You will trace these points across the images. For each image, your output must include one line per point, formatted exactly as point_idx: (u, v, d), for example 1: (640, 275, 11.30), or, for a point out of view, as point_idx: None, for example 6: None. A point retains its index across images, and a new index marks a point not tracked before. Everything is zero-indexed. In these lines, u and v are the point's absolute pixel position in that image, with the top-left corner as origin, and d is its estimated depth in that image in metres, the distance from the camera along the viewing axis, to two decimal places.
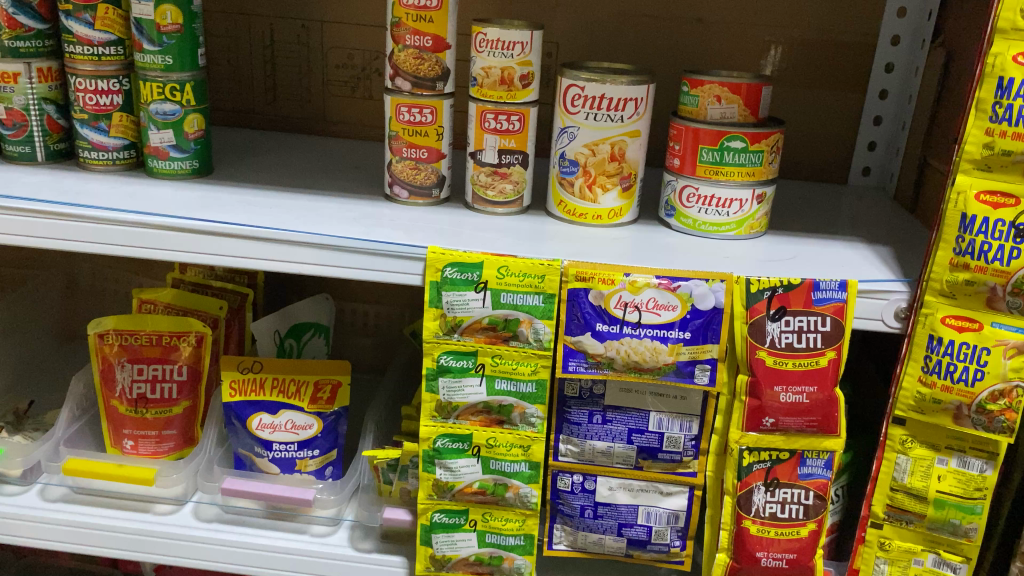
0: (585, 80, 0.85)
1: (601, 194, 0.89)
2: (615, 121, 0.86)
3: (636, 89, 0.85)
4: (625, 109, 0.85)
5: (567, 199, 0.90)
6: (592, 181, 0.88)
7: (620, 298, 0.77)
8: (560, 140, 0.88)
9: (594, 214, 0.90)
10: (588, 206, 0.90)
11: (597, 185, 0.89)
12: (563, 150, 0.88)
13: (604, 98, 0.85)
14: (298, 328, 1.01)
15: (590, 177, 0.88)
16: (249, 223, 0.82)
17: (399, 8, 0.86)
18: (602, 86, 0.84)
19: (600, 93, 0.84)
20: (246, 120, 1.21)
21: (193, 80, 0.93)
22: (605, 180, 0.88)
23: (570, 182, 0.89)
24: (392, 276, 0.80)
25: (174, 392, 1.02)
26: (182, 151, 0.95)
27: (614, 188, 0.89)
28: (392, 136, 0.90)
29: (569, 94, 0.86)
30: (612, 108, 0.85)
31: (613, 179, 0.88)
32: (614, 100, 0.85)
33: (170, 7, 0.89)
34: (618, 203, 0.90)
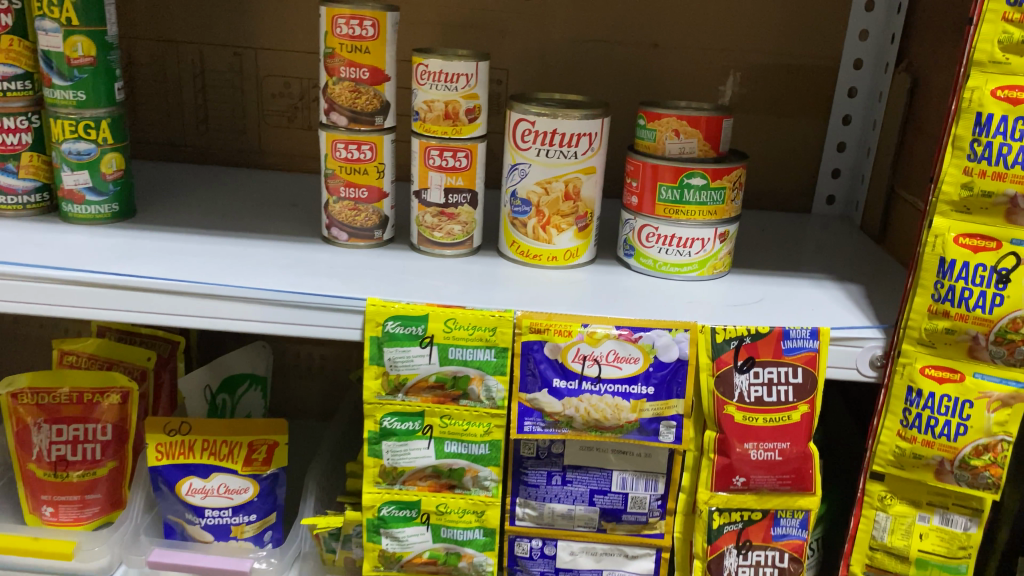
0: (536, 114, 0.79)
1: (556, 234, 0.83)
2: (569, 158, 0.80)
3: (590, 123, 0.79)
4: (579, 144, 0.80)
5: (519, 240, 0.84)
6: (545, 223, 0.82)
7: (578, 350, 0.71)
8: (511, 178, 0.83)
9: (549, 255, 0.84)
10: (542, 248, 0.83)
11: (550, 226, 0.82)
12: (515, 188, 0.82)
13: (556, 134, 0.79)
14: (231, 381, 0.93)
15: (543, 217, 0.82)
16: (170, 276, 0.75)
17: (332, 38, 0.80)
18: (554, 120, 0.78)
19: (553, 128, 0.79)
20: (176, 153, 1.13)
21: (110, 116, 0.85)
22: (559, 219, 0.82)
23: (521, 223, 0.83)
24: (330, 331, 0.74)
25: (98, 452, 0.94)
26: (100, 194, 0.87)
27: (569, 228, 0.82)
28: (329, 175, 0.84)
29: (519, 129, 0.80)
30: (565, 143, 0.79)
31: (569, 219, 0.82)
32: (567, 135, 0.79)
33: (81, 38, 0.81)
34: (573, 243, 0.83)
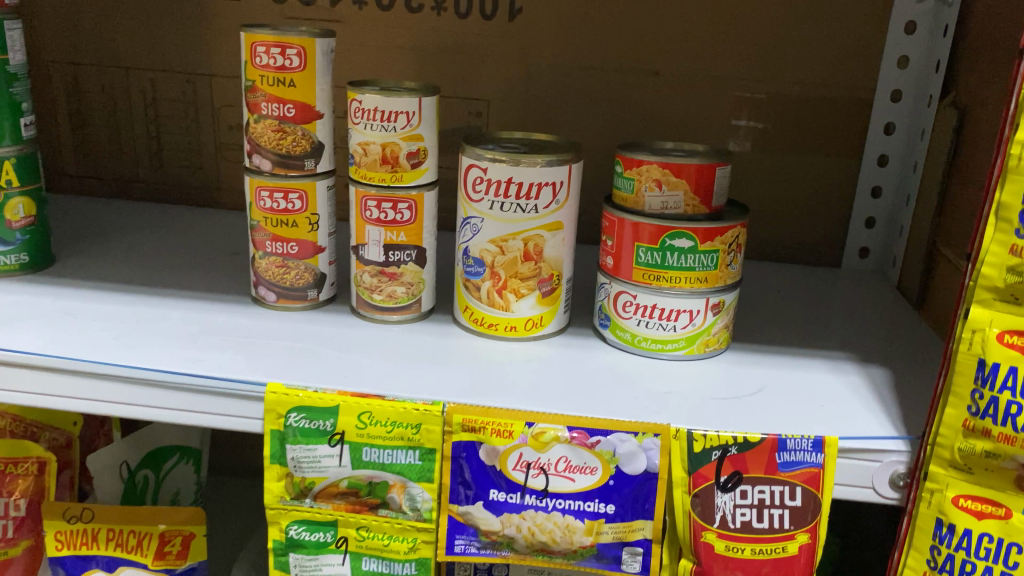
0: (488, 160, 0.66)
1: (515, 300, 0.69)
2: (529, 212, 0.66)
3: (553, 171, 0.66)
4: (540, 196, 0.66)
5: (473, 306, 0.71)
6: (502, 286, 0.69)
7: (520, 456, 0.58)
8: (464, 233, 0.69)
9: (507, 325, 0.70)
10: (499, 315, 0.70)
11: (508, 290, 0.69)
12: (467, 246, 0.69)
13: (512, 183, 0.66)
14: (157, 456, 0.82)
15: (498, 280, 0.69)
16: (48, 347, 0.63)
17: (252, 69, 0.68)
18: (509, 167, 0.65)
19: (507, 177, 0.65)
20: (129, 190, 1.03)
21: (16, 155, 0.75)
22: (518, 283, 0.68)
23: (474, 285, 0.70)
24: (227, 421, 0.61)
25: (10, 530, 0.83)
26: (6, 243, 0.76)
27: (531, 293, 0.69)
28: (254, 226, 0.72)
29: (470, 178, 0.67)
30: (523, 194, 0.66)
31: (530, 283, 0.68)
32: (525, 185, 0.66)
33: None
34: (537, 310, 0.70)
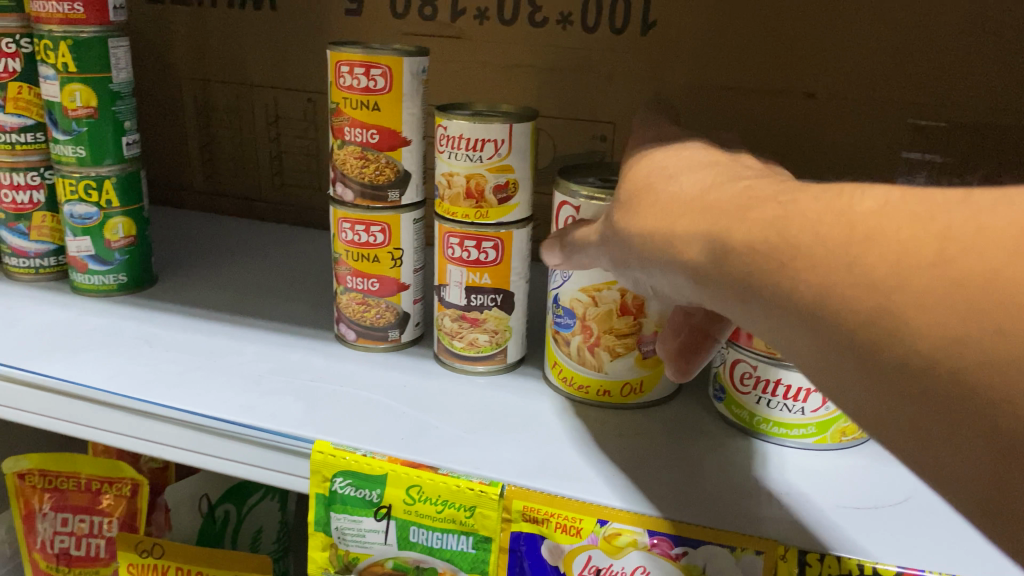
0: (582, 197, 0.56)
1: (609, 360, 0.59)
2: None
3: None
4: None
5: (562, 361, 0.61)
6: (595, 343, 0.58)
7: (589, 559, 0.48)
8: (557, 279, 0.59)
9: (600, 388, 0.60)
10: (591, 374, 0.60)
11: (602, 348, 0.58)
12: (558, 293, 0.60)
13: None
14: (240, 490, 0.80)
15: (591, 336, 0.58)
16: (108, 380, 0.60)
17: (337, 90, 0.62)
18: (605, 207, 0.55)
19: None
20: (253, 209, 1.02)
21: (117, 175, 0.74)
22: (613, 342, 0.58)
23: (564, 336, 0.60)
24: (271, 476, 0.55)
25: (102, 550, 0.83)
26: (105, 263, 0.75)
27: (629, 353, 0.58)
28: (336, 259, 0.67)
29: (563, 217, 0.58)
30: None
31: (629, 342, 0.58)
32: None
33: (79, 87, 0.70)
34: (635, 370, 0.59)
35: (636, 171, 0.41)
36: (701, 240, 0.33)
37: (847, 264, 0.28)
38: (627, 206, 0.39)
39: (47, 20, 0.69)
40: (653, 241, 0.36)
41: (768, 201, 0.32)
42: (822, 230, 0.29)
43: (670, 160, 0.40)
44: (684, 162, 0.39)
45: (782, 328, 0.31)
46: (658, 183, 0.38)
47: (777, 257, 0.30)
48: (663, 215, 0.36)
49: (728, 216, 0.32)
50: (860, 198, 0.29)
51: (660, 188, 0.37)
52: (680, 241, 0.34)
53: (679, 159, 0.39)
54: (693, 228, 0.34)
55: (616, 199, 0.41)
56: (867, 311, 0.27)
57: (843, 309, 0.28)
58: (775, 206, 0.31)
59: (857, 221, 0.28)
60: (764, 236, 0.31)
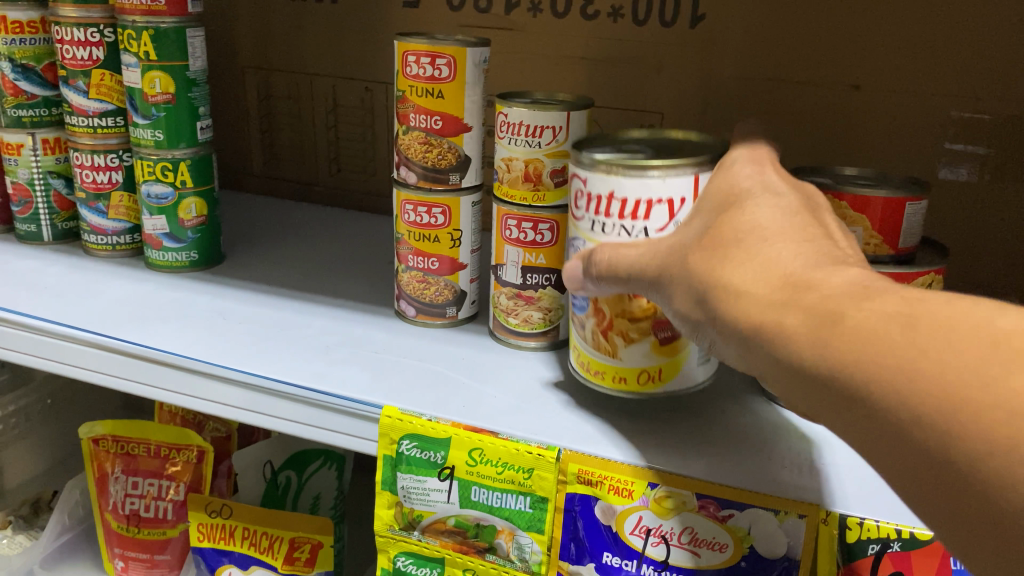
0: (591, 170, 0.53)
1: (622, 346, 0.55)
2: (635, 235, 0.53)
3: (665, 180, 0.51)
4: (652, 216, 0.52)
5: (581, 348, 0.59)
6: (606, 329, 0.56)
7: (640, 520, 0.51)
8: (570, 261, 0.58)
9: (616, 375, 0.57)
10: (609, 363, 0.57)
11: (614, 334, 0.55)
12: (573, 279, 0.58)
13: (613, 199, 0.52)
14: (301, 458, 0.84)
15: (601, 321, 0.56)
16: (189, 349, 0.65)
17: (404, 79, 0.65)
18: (611, 179, 0.52)
19: (609, 191, 0.52)
20: (310, 193, 1.07)
21: (191, 157, 0.78)
22: (626, 325, 0.55)
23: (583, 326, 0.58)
24: (339, 439, 0.60)
25: (169, 512, 0.88)
26: (178, 240, 0.80)
27: (643, 338, 0.55)
28: (398, 239, 0.71)
29: (577, 189, 0.55)
30: (625, 214, 0.52)
31: (639, 328, 0.54)
32: (627, 200, 0.52)
33: (158, 74, 0.75)
34: (653, 359, 0.55)
35: (721, 225, 0.42)
36: (808, 311, 0.34)
37: (980, 380, 0.28)
38: (714, 258, 0.40)
39: (130, 12, 0.73)
40: (741, 304, 0.37)
41: (890, 296, 0.33)
42: (956, 343, 0.29)
43: (753, 220, 0.41)
44: (781, 228, 0.40)
45: (874, 427, 0.31)
46: (751, 244, 0.39)
47: (895, 366, 0.30)
48: (756, 280, 0.37)
49: (843, 302, 0.33)
50: (999, 315, 0.30)
51: (754, 250, 0.38)
52: (776, 310, 0.35)
53: (765, 223, 0.40)
54: (788, 300, 0.35)
55: (697, 246, 0.42)
56: (1001, 429, 0.27)
57: (969, 423, 0.28)
58: (897, 302, 0.32)
59: (999, 336, 0.29)
60: (885, 327, 0.31)
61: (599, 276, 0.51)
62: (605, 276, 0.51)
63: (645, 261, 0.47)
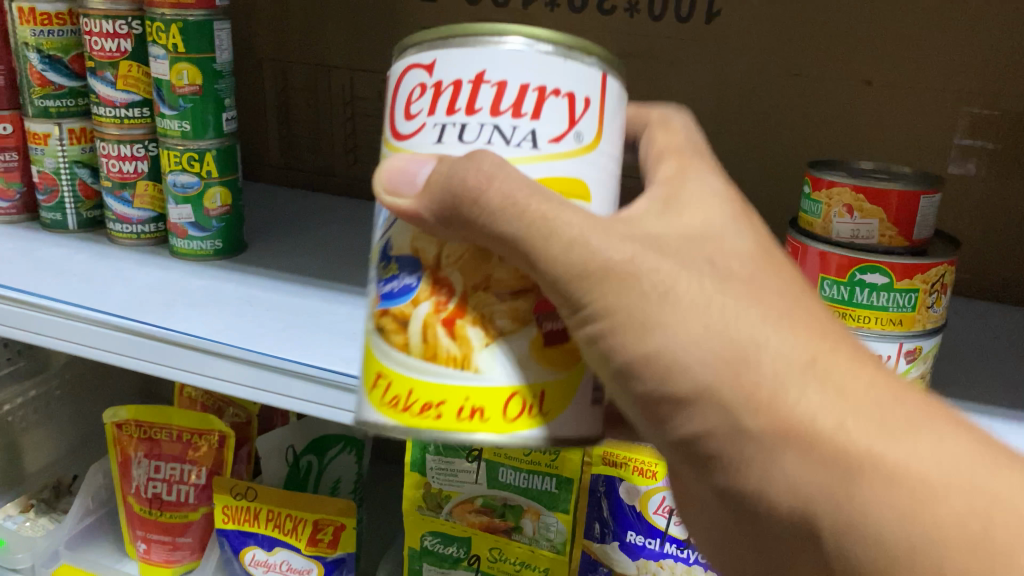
0: (413, 56, 0.40)
1: (483, 348, 0.40)
2: (470, 140, 0.39)
3: (533, 57, 0.38)
4: (540, 113, 0.38)
5: (401, 373, 0.41)
6: (453, 299, 0.40)
7: (662, 499, 0.57)
8: (385, 223, 0.43)
9: (462, 406, 0.40)
10: (439, 360, 0.40)
11: (467, 305, 0.40)
12: (388, 239, 0.42)
13: (483, 88, 0.38)
14: (321, 443, 0.86)
15: (449, 284, 0.41)
16: (220, 335, 0.67)
17: None
18: (482, 58, 0.38)
19: (474, 73, 0.38)
20: (325, 183, 1.08)
21: (217, 148, 0.80)
22: (493, 305, 0.41)
23: (400, 305, 0.41)
24: (324, 410, 0.62)
25: (191, 496, 0.90)
26: (203, 229, 0.81)
27: (517, 332, 0.41)
28: None
29: (389, 90, 0.42)
30: (460, 106, 0.38)
31: (507, 303, 0.41)
32: (471, 82, 0.38)
33: (186, 66, 0.76)
34: (518, 364, 0.40)
35: (664, 215, 0.42)
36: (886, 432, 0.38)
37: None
38: (653, 249, 0.39)
39: (159, 4, 0.75)
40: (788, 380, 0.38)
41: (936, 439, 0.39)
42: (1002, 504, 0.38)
43: (700, 212, 0.42)
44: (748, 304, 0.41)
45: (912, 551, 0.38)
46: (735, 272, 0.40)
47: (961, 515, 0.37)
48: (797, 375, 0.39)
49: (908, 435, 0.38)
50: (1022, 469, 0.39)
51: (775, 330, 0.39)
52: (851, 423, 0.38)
53: (713, 225, 0.41)
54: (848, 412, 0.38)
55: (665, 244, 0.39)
56: None
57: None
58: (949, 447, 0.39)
59: None
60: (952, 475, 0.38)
61: (478, 215, 0.39)
62: (492, 220, 0.38)
63: (567, 218, 0.38)
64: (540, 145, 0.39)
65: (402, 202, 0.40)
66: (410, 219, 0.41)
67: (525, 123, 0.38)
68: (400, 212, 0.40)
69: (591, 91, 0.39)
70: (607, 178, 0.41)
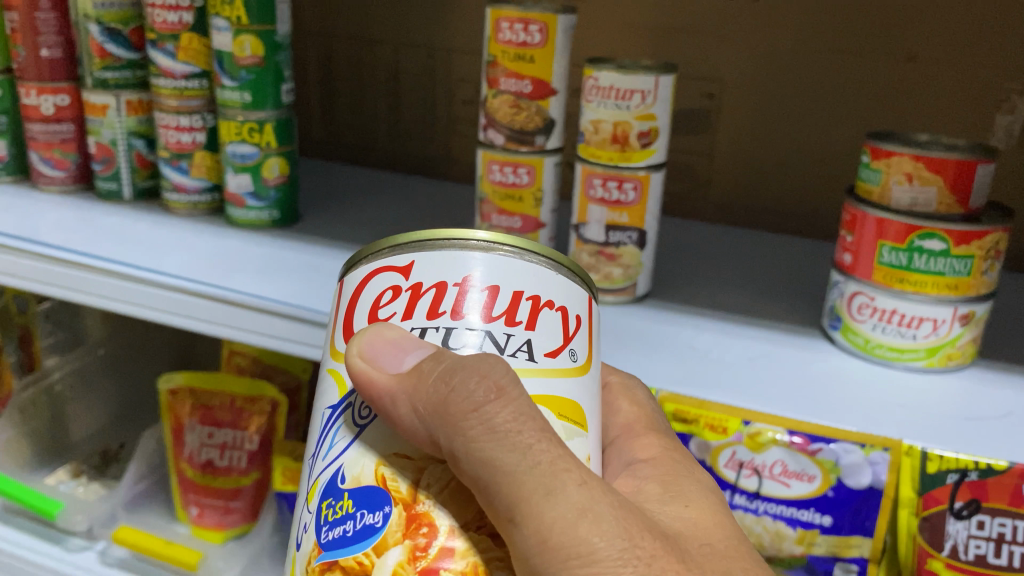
0: (383, 254, 0.39)
1: None
2: (455, 346, 0.37)
3: (521, 266, 0.38)
4: (529, 320, 0.37)
5: None
6: (433, 542, 0.35)
7: (733, 454, 0.56)
8: (334, 450, 0.38)
9: None
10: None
11: (450, 552, 0.35)
12: (341, 466, 0.37)
13: (470, 292, 0.37)
14: None
15: (428, 522, 0.36)
16: (292, 299, 0.69)
17: (495, 44, 0.69)
18: (473, 261, 0.38)
19: (463, 279, 0.37)
20: (365, 157, 1.09)
21: (276, 119, 0.81)
22: (472, 545, 0.36)
23: (364, 550, 0.36)
24: (314, 352, 0.67)
25: (244, 461, 0.92)
26: (261, 199, 0.83)
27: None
28: (482, 198, 0.74)
29: (346, 297, 0.41)
30: (444, 309, 0.37)
31: (490, 549, 0.36)
32: (457, 286, 0.37)
33: (249, 38, 0.78)
34: None
35: (663, 504, 0.43)
36: None
37: None
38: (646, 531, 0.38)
39: None
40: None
41: None
42: None
43: (700, 510, 0.44)
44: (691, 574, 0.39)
45: None
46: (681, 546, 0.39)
47: None
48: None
49: None
50: None
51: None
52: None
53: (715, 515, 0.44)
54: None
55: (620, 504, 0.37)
56: None
57: None
58: None
59: None
60: None
61: (469, 433, 0.35)
62: (485, 442, 0.35)
63: (570, 479, 0.35)
64: (536, 358, 0.37)
65: (375, 384, 0.36)
66: (386, 408, 0.37)
67: (520, 332, 0.37)
68: (375, 400, 0.37)
69: (580, 311, 0.39)
70: (594, 418, 0.40)
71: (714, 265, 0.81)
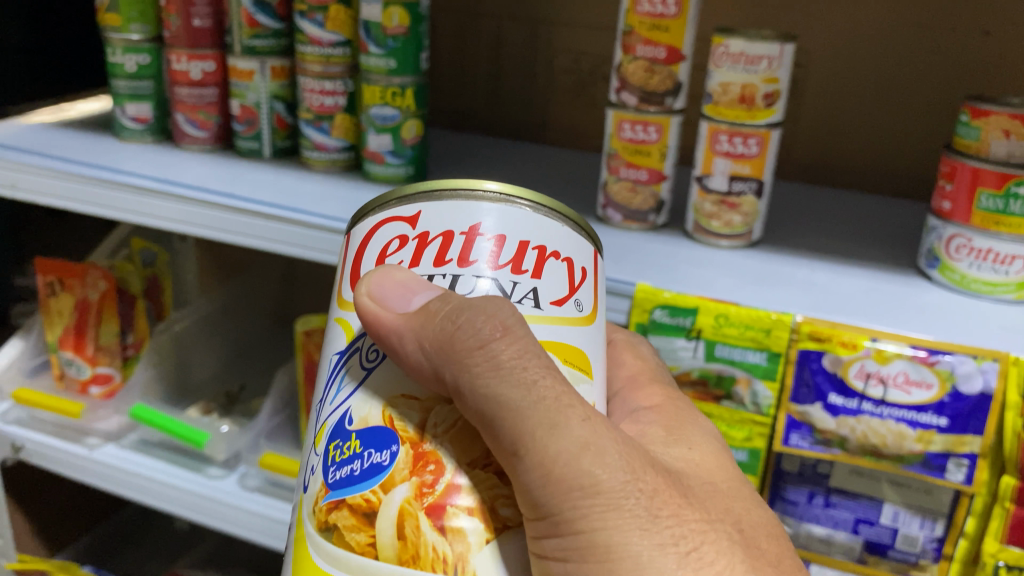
0: (393, 210, 0.46)
1: (464, 535, 0.40)
2: (462, 287, 0.44)
3: (526, 218, 0.45)
4: (529, 265, 0.45)
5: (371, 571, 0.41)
6: (439, 479, 0.41)
7: (862, 367, 0.65)
8: (340, 396, 0.45)
9: None
10: (422, 555, 0.40)
11: (457, 489, 0.41)
12: (347, 409, 0.44)
13: (472, 239, 0.44)
14: None
15: (435, 460, 0.41)
16: None
17: (633, 16, 0.78)
18: (475, 211, 0.45)
19: (469, 227, 0.45)
20: (465, 122, 1.19)
21: (415, 84, 0.90)
22: (473, 476, 0.42)
23: (372, 487, 0.41)
24: None
25: None
26: (398, 156, 0.92)
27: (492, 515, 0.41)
28: (611, 153, 0.83)
29: (352, 252, 0.48)
30: (451, 256, 0.44)
31: (497, 486, 0.42)
32: (463, 234, 0.44)
33: (397, 10, 0.87)
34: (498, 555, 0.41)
35: (666, 446, 0.54)
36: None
37: None
38: (657, 474, 0.45)
39: None
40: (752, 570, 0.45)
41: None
42: None
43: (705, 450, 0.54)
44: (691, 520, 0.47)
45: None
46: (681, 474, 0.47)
47: None
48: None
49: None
50: None
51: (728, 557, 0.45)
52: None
53: (715, 459, 0.54)
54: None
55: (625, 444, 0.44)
56: None
57: None
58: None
59: None
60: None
61: (474, 369, 0.42)
62: (490, 377, 0.41)
63: (573, 415, 0.42)
64: (541, 305, 0.44)
65: (385, 322, 0.43)
66: (395, 345, 0.43)
67: (524, 279, 0.44)
68: (383, 338, 0.43)
69: (584, 264, 0.47)
70: (597, 364, 0.47)
71: (807, 218, 0.90)
